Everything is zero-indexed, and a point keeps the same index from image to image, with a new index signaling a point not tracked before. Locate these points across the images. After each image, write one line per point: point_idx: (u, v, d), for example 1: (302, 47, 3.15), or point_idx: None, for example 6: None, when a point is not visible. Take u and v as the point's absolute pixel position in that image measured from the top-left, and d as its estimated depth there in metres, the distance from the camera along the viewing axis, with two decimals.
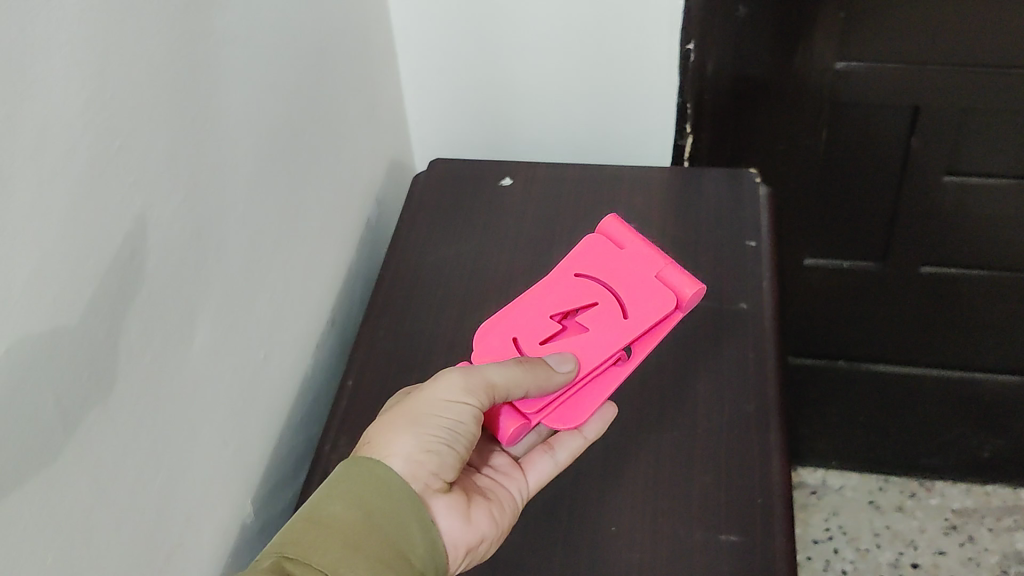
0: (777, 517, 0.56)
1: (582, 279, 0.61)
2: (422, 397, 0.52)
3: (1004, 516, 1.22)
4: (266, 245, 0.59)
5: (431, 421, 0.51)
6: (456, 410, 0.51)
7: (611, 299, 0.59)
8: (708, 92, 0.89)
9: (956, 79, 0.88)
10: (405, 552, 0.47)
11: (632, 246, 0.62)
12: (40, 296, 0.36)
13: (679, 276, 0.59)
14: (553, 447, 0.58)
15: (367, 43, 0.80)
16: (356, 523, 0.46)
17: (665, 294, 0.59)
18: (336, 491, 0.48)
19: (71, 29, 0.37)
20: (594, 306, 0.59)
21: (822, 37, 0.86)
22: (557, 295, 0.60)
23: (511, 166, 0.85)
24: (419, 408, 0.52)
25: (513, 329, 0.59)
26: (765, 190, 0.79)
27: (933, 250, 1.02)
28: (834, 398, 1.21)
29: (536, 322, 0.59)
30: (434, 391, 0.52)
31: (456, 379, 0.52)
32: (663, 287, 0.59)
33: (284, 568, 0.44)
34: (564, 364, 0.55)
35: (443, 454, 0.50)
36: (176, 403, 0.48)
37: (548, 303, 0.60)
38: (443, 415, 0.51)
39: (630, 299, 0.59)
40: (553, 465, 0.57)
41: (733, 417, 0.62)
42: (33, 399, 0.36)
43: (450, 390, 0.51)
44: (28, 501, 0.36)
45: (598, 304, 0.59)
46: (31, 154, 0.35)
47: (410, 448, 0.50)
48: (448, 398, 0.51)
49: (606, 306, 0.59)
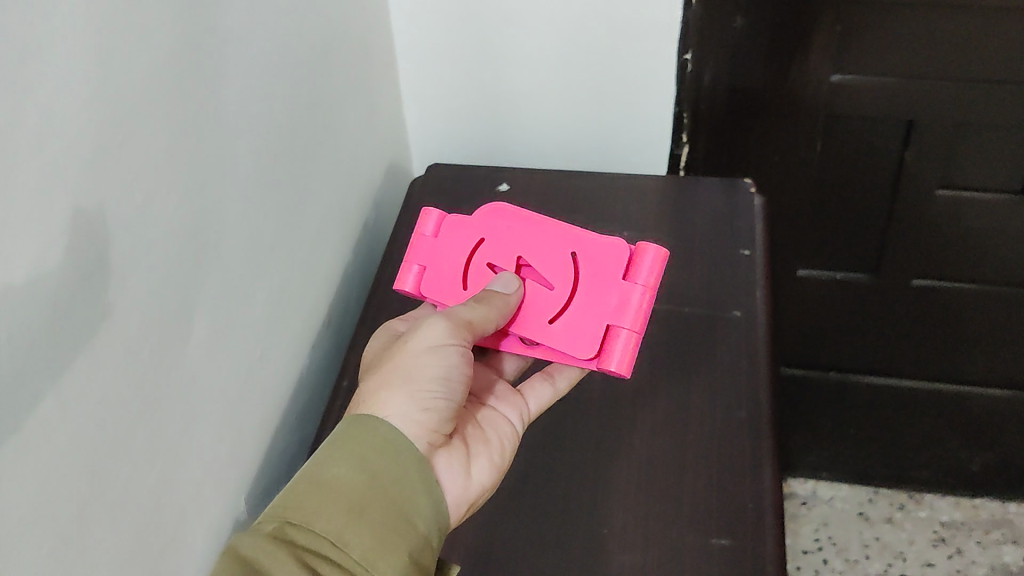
0: (768, 523, 0.56)
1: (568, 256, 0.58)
2: (407, 350, 0.53)
3: (991, 530, 1.23)
4: (265, 242, 0.59)
5: (422, 374, 0.52)
6: (442, 349, 0.53)
7: (563, 296, 0.57)
8: (704, 102, 0.91)
9: (949, 94, 0.89)
10: (410, 517, 0.47)
11: (633, 284, 0.56)
12: (40, 285, 0.36)
13: (620, 354, 0.55)
14: (552, 377, 0.62)
15: (369, 49, 0.81)
16: (360, 488, 0.46)
17: (595, 342, 0.56)
18: (343, 454, 0.48)
19: (77, 23, 0.38)
20: (548, 289, 0.57)
21: (818, 47, 0.87)
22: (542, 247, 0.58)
23: (509, 172, 0.86)
24: (404, 365, 0.52)
25: (480, 265, 0.60)
26: (761, 200, 0.80)
27: (924, 263, 1.03)
28: (825, 409, 1.21)
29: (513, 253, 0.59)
30: (419, 342, 0.53)
31: (438, 327, 0.53)
32: (597, 339, 0.56)
33: (286, 533, 0.45)
34: (509, 284, 0.57)
35: (441, 409, 0.52)
36: (172, 398, 0.48)
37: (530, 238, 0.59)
38: (433, 360, 0.52)
39: (574, 311, 0.57)
40: (551, 393, 0.61)
41: (726, 421, 0.62)
42: (33, 391, 0.36)
43: (434, 337, 0.53)
44: (25, 489, 0.36)
45: (552, 290, 0.57)
46: (37, 145, 0.36)
47: (411, 403, 0.51)
48: (429, 346, 0.53)
49: (554, 296, 0.57)
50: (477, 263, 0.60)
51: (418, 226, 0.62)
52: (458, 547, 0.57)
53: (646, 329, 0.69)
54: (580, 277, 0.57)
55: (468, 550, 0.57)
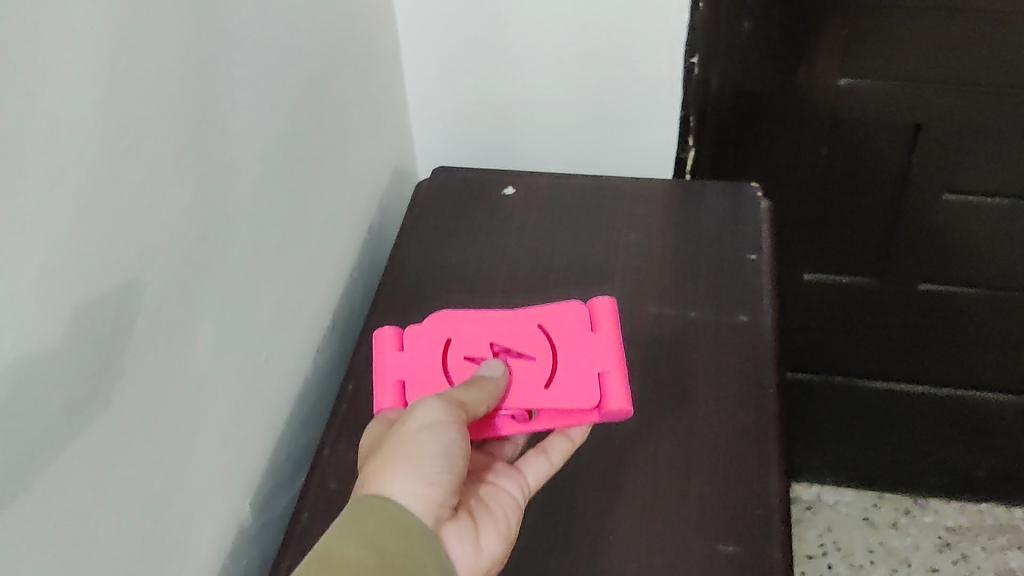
0: (775, 531, 0.56)
1: (537, 333, 0.62)
2: (403, 432, 0.51)
3: (997, 535, 1.22)
4: (269, 247, 0.59)
5: (426, 449, 0.49)
6: (442, 426, 0.51)
7: (547, 363, 0.60)
8: (710, 105, 0.91)
9: (958, 99, 0.89)
10: None
11: (604, 331, 0.62)
12: (46, 289, 0.36)
13: (617, 388, 0.59)
14: (547, 450, 0.58)
15: (374, 51, 0.81)
16: (371, 562, 0.43)
17: (590, 395, 0.59)
18: (350, 530, 0.44)
19: (84, 30, 0.38)
20: (532, 359, 0.61)
21: (826, 51, 0.86)
22: (508, 331, 0.62)
23: (514, 175, 0.86)
24: (406, 445, 0.50)
25: (458, 360, 0.61)
26: (767, 204, 0.80)
27: (931, 267, 1.03)
28: (830, 414, 1.21)
29: (485, 342, 0.62)
30: (415, 422, 0.51)
31: (434, 406, 0.52)
32: (596, 388, 0.59)
33: None
34: (495, 368, 0.58)
35: (450, 479, 0.49)
36: (177, 404, 0.48)
37: (495, 331, 0.63)
38: (435, 434, 0.50)
39: (562, 372, 0.60)
40: (548, 465, 0.58)
41: (733, 427, 0.62)
42: (39, 396, 0.36)
43: (429, 415, 0.51)
44: (30, 496, 0.36)
45: (535, 359, 0.61)
46: (42, 151, 0.36)
47: (418, 474, 0.48)
48: (429, 423, 0.51)
49: (541, 364, 0.60)
50: (453, 359, 0.61)
51: (381, 349, 0.63)
52: None
53: (653, 334, 0.69)
54: (554, 340, 0.62)
55: None
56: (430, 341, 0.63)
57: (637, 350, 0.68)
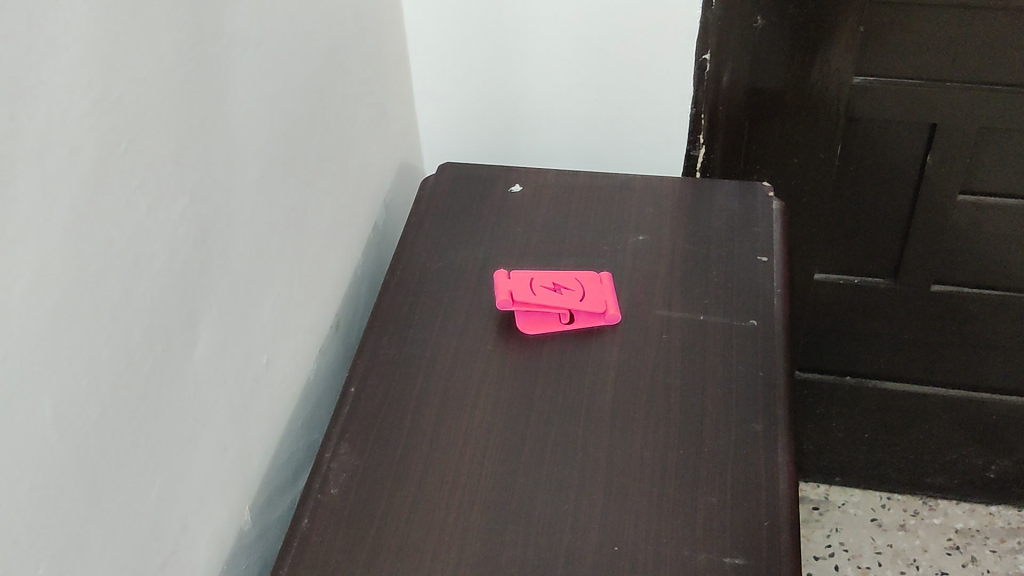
0: (782, 542, 0.55)
1: (595, 276, 0.72)
2: None
3: (1008, 539, 1.19)
4: (271, 248, 0.58)
5: None
6: None
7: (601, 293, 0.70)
8: (722, 103, 0.89)
9: (974, 98, 0.87)
10: None
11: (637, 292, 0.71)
12: (41, 299, 0.35)
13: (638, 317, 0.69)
14: None
15: (382, 46, 0.80)
16: None
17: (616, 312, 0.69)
18: None
19: (78, 26, 0.37)
20: (592, 290, 0.70)
21: (841, 48, 0.85)
22: (576, 274, 0.72)
23: (521, 173, 0.84)
24: None
25: (543, 285, 0.70)
26: (778, 204, 0.79)
27: (944, 268, 1.01)
28: (840, 415, 1.18)
29: (564, 277, 0.71)
30: None
31: None
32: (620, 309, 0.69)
33: None
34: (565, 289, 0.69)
35: None
36: (173, 410, 0.46)
37: (567, 273, 0.72)
38: None
39: (608, 298, 0.70)
40: None
41: (742, 435, 0.61)
42: (32, 405, 0.35)
43: None
44: (21, 507, 0.35)
45: (593, 290, 0.70)
46: (34, 157, 0.34)
47: None
48: None
49: (597, 291, 0.70)
50: (540, 284, 0.70)
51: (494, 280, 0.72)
52: (464, 559, 0.54)
53: (660, 338, 0.67)
54: (606, 283, 0.71)
55: (478, 565, 0.54)
56: (523, 274, 0.71)
57: (645, 355, 0.66)
